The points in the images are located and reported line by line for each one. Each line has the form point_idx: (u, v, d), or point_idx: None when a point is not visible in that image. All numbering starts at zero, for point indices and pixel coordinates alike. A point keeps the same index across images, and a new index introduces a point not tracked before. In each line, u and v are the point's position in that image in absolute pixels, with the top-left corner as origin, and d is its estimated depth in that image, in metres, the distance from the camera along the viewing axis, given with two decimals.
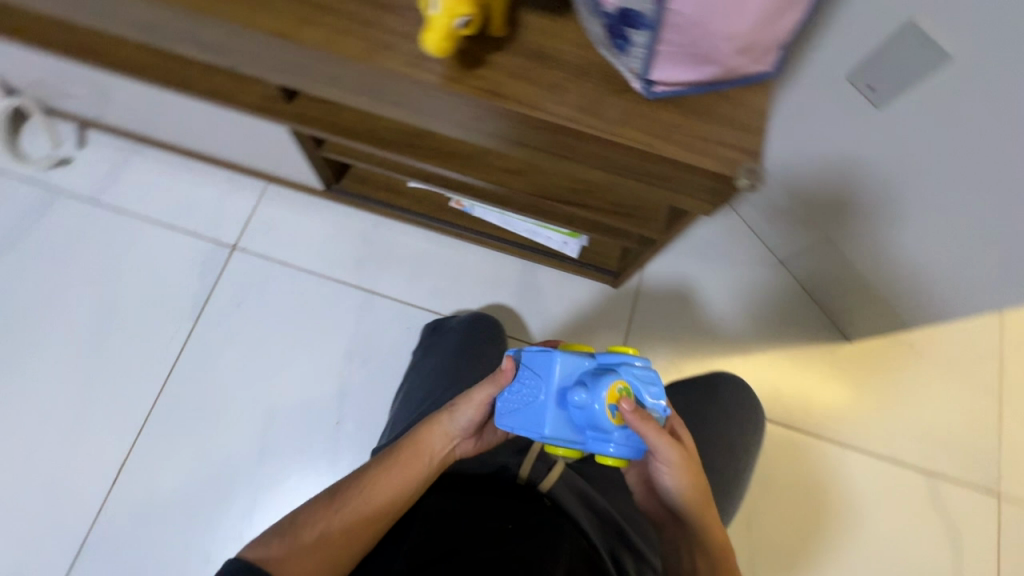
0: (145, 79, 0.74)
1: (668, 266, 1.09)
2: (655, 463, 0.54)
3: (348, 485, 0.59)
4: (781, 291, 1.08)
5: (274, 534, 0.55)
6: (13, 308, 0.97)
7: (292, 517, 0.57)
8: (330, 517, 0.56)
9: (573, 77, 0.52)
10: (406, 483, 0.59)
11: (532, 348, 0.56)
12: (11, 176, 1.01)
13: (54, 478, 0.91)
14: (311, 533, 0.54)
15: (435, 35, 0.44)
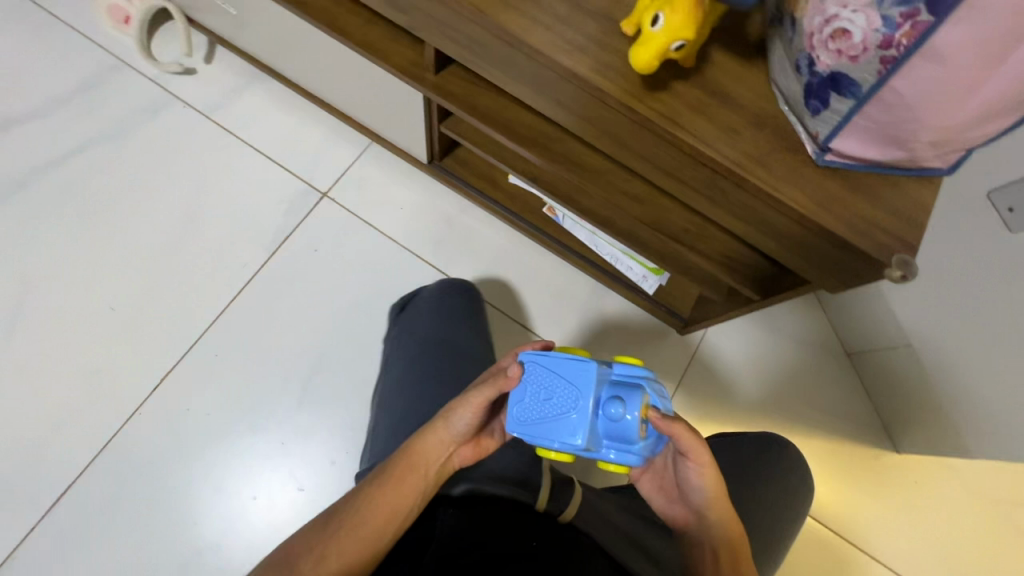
0: (307, 16, 0.75)
1: (730, 332, 1.07)
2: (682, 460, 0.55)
3: (346, 507, 0.56)
4: (799, 373, 1.06)
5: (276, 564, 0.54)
6: (103, 195, 0.99)
7: (293, 544, 0.56)
8: (329, 544, 0.54)
9: (749, 124, 0.52)
10: (404, 500, 0.56)
11: (551, 352, 0.49)
12: (136, 71, 1.04)
13: (99, 369, 0.92)
14: (310, 562, 0.53)
15: (649, 52, 0.43)
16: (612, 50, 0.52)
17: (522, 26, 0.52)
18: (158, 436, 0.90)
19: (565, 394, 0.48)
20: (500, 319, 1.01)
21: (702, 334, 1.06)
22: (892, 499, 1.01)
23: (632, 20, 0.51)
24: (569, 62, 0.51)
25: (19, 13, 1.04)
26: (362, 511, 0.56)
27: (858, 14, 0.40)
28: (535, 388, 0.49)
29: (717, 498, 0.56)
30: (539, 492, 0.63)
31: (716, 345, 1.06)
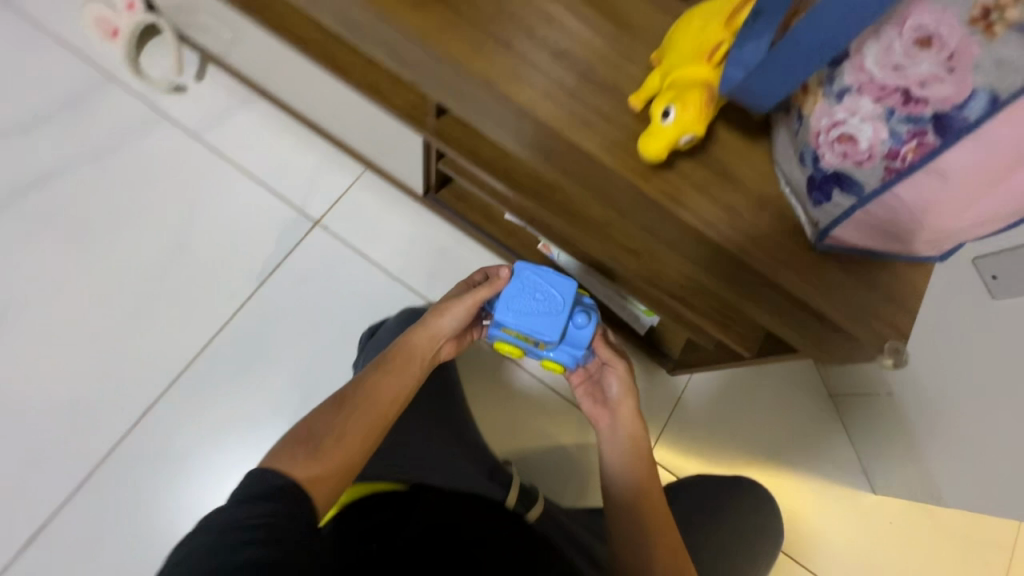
0: (305, 53, 0.74)
1: (720, 381, 1.08)
2: (610, 369, 0.73)
3: (353, 395, 0.60)
4: (768, 420, 1.07)
5: (292, 450, 0.54)
6: (89, 218, 0.96)
7: (301, 431, 0.57)
8: (343, 424, 0.58)
9: (753, 206, 0.52)
10: (406, 382, 0.64)
11: (549, 269, 0.69)
12: (126, 88, 1.01)
13: (79, 400, 0.89)
14: (329, 441, 0.56)
15: (660, 144, 0.44)
16: (621, 126, 0.52)
17: (530, 99, 0.52)
18: (140, 469, 0.88)
19: (551, 299, 0.68)
20: (492, 355, 1.01)
21: (687, 379, 1.07)
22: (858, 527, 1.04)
23: (641, 96, 0.51)
24: (577, 139, 0.51)
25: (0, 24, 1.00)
26: (372, 395, 0.61)
27: (866, 125, 0.41)
28: (522, 287, 0.67)
29: (628, 401, 0.72)
30: (509, 491, 0.74)
31: (704, 390, 1.07)
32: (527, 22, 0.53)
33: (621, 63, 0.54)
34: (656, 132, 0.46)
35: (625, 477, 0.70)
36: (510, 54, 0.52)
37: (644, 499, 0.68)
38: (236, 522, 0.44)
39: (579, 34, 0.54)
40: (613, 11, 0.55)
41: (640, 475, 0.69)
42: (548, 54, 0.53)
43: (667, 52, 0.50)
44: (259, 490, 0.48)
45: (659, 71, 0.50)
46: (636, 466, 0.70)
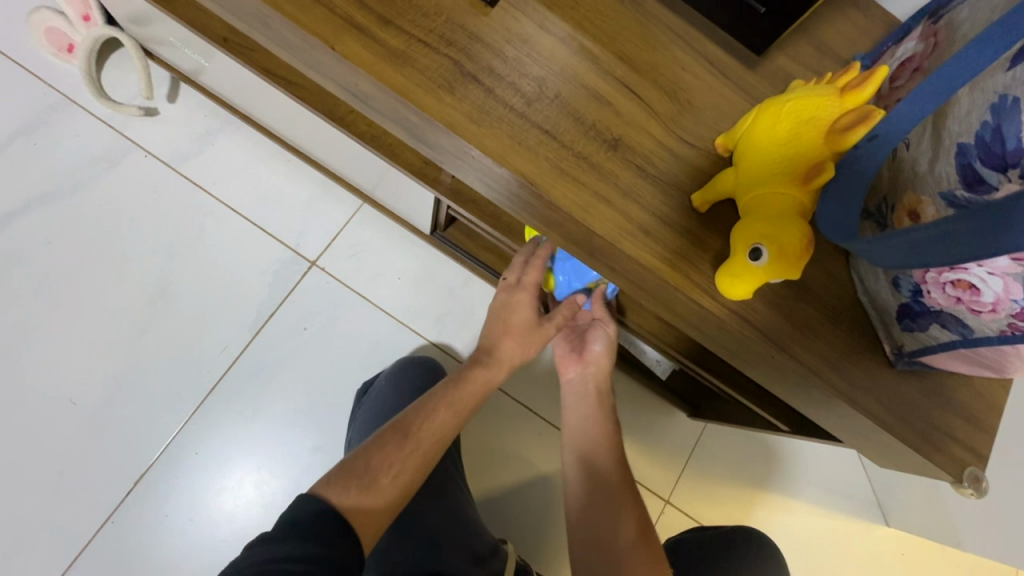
0: (296, 98, 0.63)
1: (738, 438, 0.99)
2: (600, 324, 0.72)
3: (414, 424, 0.58)
4: (788, 486, 0.98)
5: (346, 481, 0.50)
6: (59, 266, 0.86)
7: (359, 459, 0.53)
8: (405, 460, 0.54)
9: (829, 320, 0.46)
10: (471, 408, 0.64)
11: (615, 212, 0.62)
12: (88, 113, 0.90)
13: (63, 471, 0.82)
14: (390, 477, 0.52)
15: (746, 289, 0.39)
16: (685, 232, 0.45)
17: (581, 204, 0.44)
18: (134, 541, 0.82)
19: None
20: (505, 402, 0.91)
21: (701, 426, 0.99)
22: (883, 566, 0.97)
23: (704, 197, 0.44)
24: (634, 250, 0.45)
25: None
26: (435, 427, 0.59)
27: (993, 279, 0.36)
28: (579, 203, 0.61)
29: (604, 357, 0.72)
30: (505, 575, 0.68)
31: (720, 439, 0.99)
32: (575, 104, 0.45)
33: (683, 152, 0.46)
34: (739, 274, 0.39)
35: (586, 445, 0.68)
36: (555, 149, 0.44)
37: (600, 477, 0.65)
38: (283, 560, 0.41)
39: (634, 118, 0.46)
40: (672, 88, 0.47)
41: (600, 427, 0.69)
42: (600, 145, 0.45)
43: (738, 146, 0.43)
44: (308, 526, 0.44)
45: (729, 173, 0.42)
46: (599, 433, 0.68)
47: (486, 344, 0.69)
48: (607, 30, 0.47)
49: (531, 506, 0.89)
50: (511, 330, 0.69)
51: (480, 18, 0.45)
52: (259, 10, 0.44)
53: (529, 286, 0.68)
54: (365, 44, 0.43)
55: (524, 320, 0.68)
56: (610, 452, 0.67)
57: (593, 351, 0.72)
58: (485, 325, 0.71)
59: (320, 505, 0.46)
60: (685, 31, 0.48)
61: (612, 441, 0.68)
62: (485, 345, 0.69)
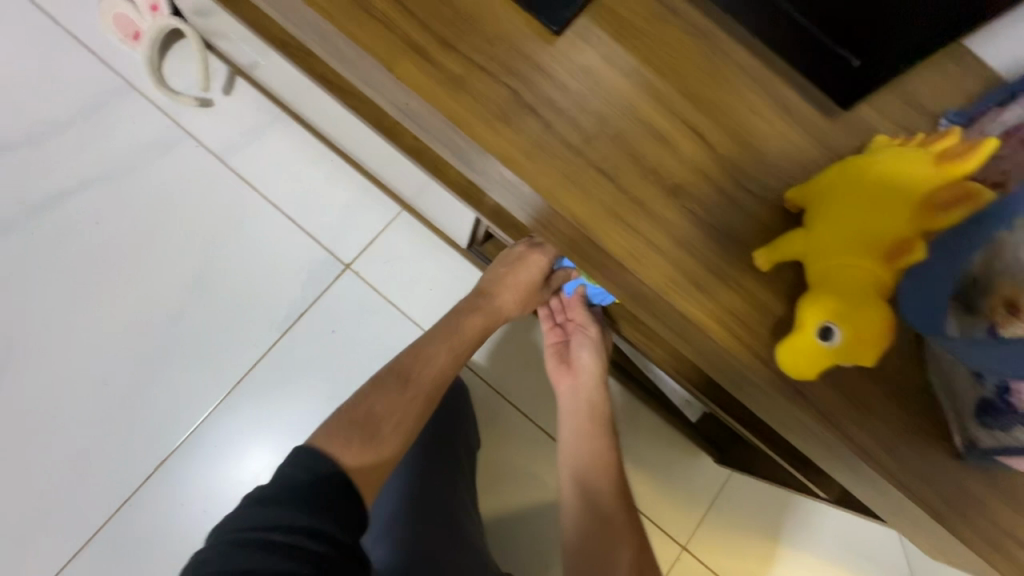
0: (348, 107, 0.63)
1: (766, 491, 0.94)
2: (582, 339, 0.71)
3: (413, 373, 0.61)
4: (815, 548, 0.93)
5: (349, 433, 0.53)
6: (104, 246, 0.88)
7: (363, 409, 0.56)
8: (404, 407, 0.58)
9: (893, 403, 0.42)
10: (467, 350, 0.67)
11: None
12: (146, 99, 0.92)
13: (89, 447, 0.84)
14: (390, 423, 0.56)
15: (811, 369, 0.37)
16: (742, 292, 0.42)
17: (632, 251, 0.42)
18: (146, 523, 0.83)
19: None
20: (525, 427, 0.89)
21: (728, 473, 0.94)
22: None
23: (769, 257, 0.41)
24: (685, 307, 0.42)
25: (21, 21, 0.92)
26: (434, 371, 0.62)
27: None
28: None
29: (594, 364, 0.71)
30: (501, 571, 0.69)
31: (747, 490, 0.94)
32: (636, 145, 0.42)
33: (748, 206, 0.43)
34: (804, 352, 0.37)
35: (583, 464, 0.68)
36: (610, 192, 0.42)
37: (600, 496, 0.66)
38: (274, 524, 0.42)
39: (698, 164, 0.43)
40: (743, 134, 0.44)
41: (594, 444, 0.69)
42: (659, 190, 0.42)
43: (812, 206, 0.40)
44: (308, 496, 0.44)
45: (800, 236, 0.39)
46: (595, 448, 0.69)
47: (486, 289, 0.69)
48: (678, 67, 0.44)
49: (535, 529, 0.87)
50: (514, 282, 0.69)
51: (545, 49, 0.43)
52: (319, 24, 0.43)
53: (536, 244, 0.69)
54: (424, 67, 0.41)
55: (528, 274, 0.69)
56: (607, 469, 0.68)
57: (582, 362, 0.71)
58: (487, 269, 0.70)
59: (328, 466, 0.47)
60: (763, 72, 0.45)
61: (609, 455, 0.69)
62: (483, 291, 0.69)
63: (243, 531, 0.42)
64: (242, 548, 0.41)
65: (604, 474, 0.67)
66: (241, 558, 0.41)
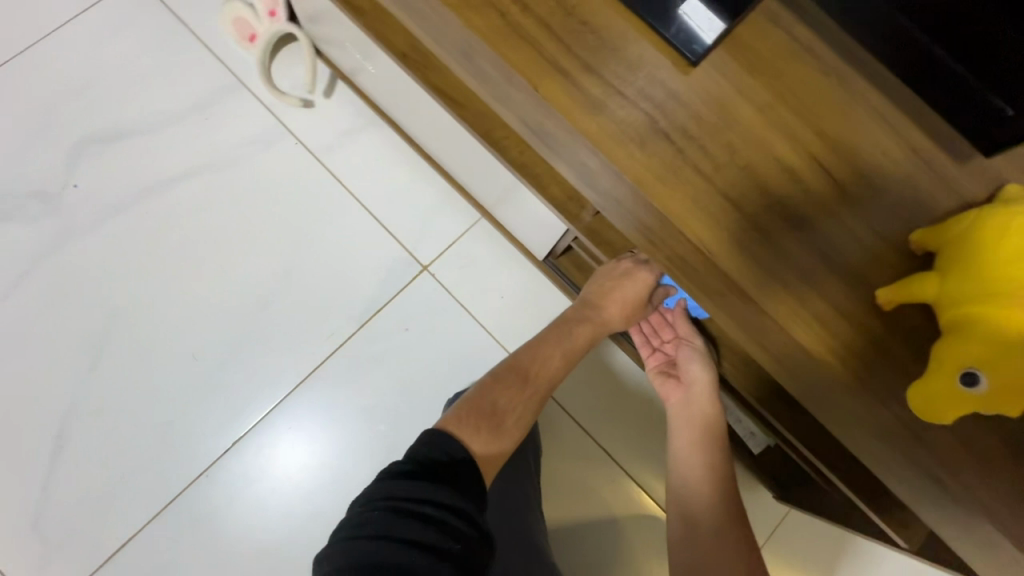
0: (460, 118, 0.66)
1: (825, 534, 0.91)
2: (688, 350, 0.71)
3: (530, 374, 0.67)
4: None
5: (477, 421, 0.59)
6: (205, 230, 0.95)
7: (489, 401, 0.63)
8: (523, 402, 0.65)
9: (1010, 454, 0.42)
10: (578, 353, 0.72)
11: None
12: (255, 97, 0.98)
13: (173, 419, 0.89)
14: (512, 417, 0.63)
15: (950, 412, 0.38)
16: (859, 327, 0.43)
17: (749, 280, 0.44)
18: (221, 496, 0.87)
19: None
20: (584, 442, 0.89)
21: (786, 510, 0.92)
22: None
23: (893, 297, 0.41)
24: (800, 334, 0.43)
25: (150, 18, 1.00)
26: (548, 372, 0.69)
27: None
28: None
29: (703, 377, 0.70)
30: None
31: (803, 530, 0.91)
32: (763, 176, 0.44)
33: (871, 243, 0.44)
34: (942, 398, 0.38)
35: (688, 474, 0.71)
36: (732, 221, 0.44)
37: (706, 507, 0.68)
38: (422, 497, 0.47)
39: (822, 200, 0.44)
40: (871, 173, 0.44)
41: (706, 455, 0.70)
42: (781, 223, 0.44)
43: (945, 250, 0.40)
44: (445, 476, 0.49)
45: (931, 279, 0.40)
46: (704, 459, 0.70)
47: (592, 300, 0.72)
48: (808, 104, 0.45)
49: (582, 544, 0.87)
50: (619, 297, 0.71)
51: (680, 78, 0.45)
52: (469, 43, 0.47)
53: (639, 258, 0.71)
54: (568, 91, 0.44)
55: (636, 288, 0.71)
56: (714, 479, 0.69)
57: (692, 376, 0.71)
58: (592, 282, 0.72)
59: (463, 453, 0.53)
60: (893, 113, 0.45)
61: (718, 466, 0.69)
62: (591, 302, 0.72)
63: (392, 499, 0.46)
64: (393, 513, 0.45)
65: (709, 484, 0.69)
66: (396, 521, 0.45)
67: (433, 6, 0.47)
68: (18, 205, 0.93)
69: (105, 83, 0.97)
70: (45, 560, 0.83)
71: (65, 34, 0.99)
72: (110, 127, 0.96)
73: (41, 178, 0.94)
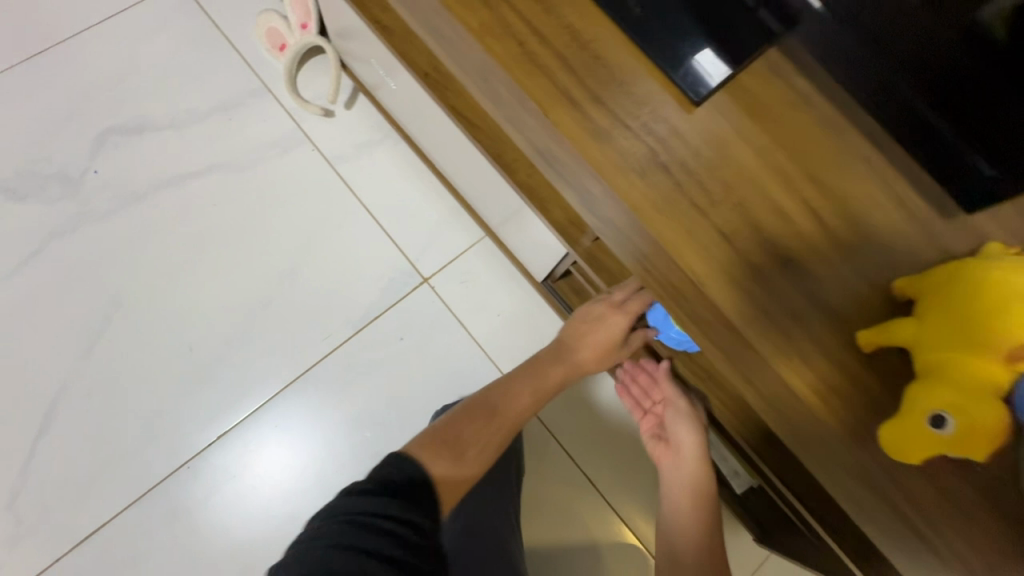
0: (471, 136, 0.69)
1: None
2: (677, 414, 0.73)
3: (499, 408, 0.68)
4: None
5: (441, 447, 0.59)
6: (215, 225, 0.97)
7: (455, 430, 0.63)
8: (488, 435, 0.65)
9: (984, 505, 0.42)
10: (547, 395, 0.74)
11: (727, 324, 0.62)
12: (278, 103, 1.02)
13: (161, 408, 0.89)
14: (475, 447, 0.63)
15: (914, 453, 0.39)
16: (841, 365, 0.45)
17: (737, 310, 0.46)
18: (200, 489, 0.87)
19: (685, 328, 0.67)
20: (568, 466, 0.90)
21: (765, 554, 0.91)
22: None
23: (874, 340, 0.43)
24: (781, 367, 0.45)
25: (187, 21, 1.05)
26: (516, 409, 0.70)
27: None
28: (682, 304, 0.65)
29: (693, 441, 0.72)
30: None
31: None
32: (755, 213, 0.46)
33: (855, 285, 0.45)
34: (912, 438, 0.39)
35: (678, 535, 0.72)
36: (724, 255, 0.46)
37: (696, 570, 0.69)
38: (382, 513, 0.47)
39: (811, 241, 0.46)
40: (860, 221, 0.46)
41: (696, 517, 0.72)
42: (770, 259, 0.46)
43: (925, 297, 0.42)
44: (403, 492, 0.50)
45: (910, 325, 0.41)
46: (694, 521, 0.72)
47: (566, 343, 0.76)
48: (803, 151, 0.47)
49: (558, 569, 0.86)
50: (592, 340, 0.74)
51: (682, 115, 0.47)
52: (487, 67, 0.50)
53: (613, 299, 0.73)
54: (575, 118, 0.47)
55: (608, 332, 0.73)
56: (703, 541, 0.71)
57: (681, 439, 0.73)
58: (569, 325, 0.76)
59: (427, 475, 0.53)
60: (884, 165, 0.47)
61: (708, 528, 0.72)
62: (566, 345, 0.75)
63: (353, 514, 0.46)
64: (353, 528, 0.45)
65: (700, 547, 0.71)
66: (356, 535, 0.45)
67: (456, 30, 0.50)
68: (39, 185, 0.96)
69: (136, 76, 1.01)
70: (15, 539, 0.83)
71: (105, 28, 1.03)
72: (137, 119, 1.00)
73: (63, 161, 0.97)
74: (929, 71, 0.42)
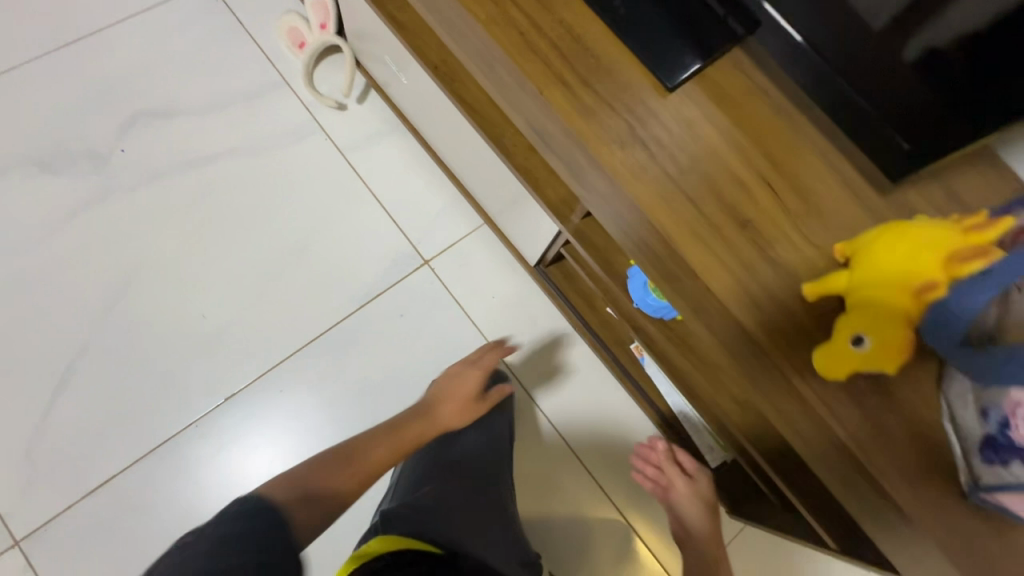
0: (475, 123, 0.77)
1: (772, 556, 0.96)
2: (683, 490, 0.86)
3: (358, 453, 0.65)
4: None
5: (287, 489, 0.55)
6: (230, 204, 1.04)
7: (301, 477, 0.58)
8: (341, 479, 0.61)
9: (909, 435, 0.49)
10: (409, 447, 0.71)
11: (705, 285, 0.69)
12: (295, 95, 1.10)
13: (172, 371, 0.94)
14: (326, 488, 0.59)
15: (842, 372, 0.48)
16: (789, 313, 0.52)
17: (699, 263, 0.53)
18: (206, 447, 0.92)
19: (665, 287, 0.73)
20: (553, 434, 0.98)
21: (737, 528, 0.96)
22: None
23: (816, 289, 0.50)
24: (737, 312, 0.52)
25: (213, 18, 1.13)
26: (372, 459, 0.66)
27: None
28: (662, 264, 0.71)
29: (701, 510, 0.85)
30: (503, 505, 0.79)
31: (753, 550, 0.96)
32: (717, 183, 0.54)
33: (802, 246, 0.53)
34: (839, 360, 0.48)
35: None
36: (690, 216, 0.53)
37: None
38: (238, 531, 0.45)
39: (765, 208, 0.54)
40: (807, 193, 0.54)
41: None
42: (730, 222, 0.53)
43: (856, 249, 0.49)
44: (247, 512, 0.48)
45: (843, 273, 0.49)
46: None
47: (430, 402, 0.78)
48: (761, 133, 0.55)
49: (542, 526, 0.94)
50: (456, 394, 0.79)
51: (659, 99, 0.55)
52: (491, 53, 0.58)
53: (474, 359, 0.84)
54: (567, 97, 0.55)
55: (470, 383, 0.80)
56: None
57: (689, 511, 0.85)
58: (434, 386, 0.81)
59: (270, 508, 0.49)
60: (829, 147, 0.55)
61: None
62: (427, 404, 0.78)
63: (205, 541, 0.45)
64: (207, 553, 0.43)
65: None
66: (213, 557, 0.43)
67: (466, 21, 0.58)
68: (68, 160, 1.02)
69: (164, 66, 1.09)
70: (29, 487, 0.87)
71: (137, 21, 1.11)
72: (162, 104, 1.07)
73: (91, 140, 1.04)
74: (861, 64, 0.50)
